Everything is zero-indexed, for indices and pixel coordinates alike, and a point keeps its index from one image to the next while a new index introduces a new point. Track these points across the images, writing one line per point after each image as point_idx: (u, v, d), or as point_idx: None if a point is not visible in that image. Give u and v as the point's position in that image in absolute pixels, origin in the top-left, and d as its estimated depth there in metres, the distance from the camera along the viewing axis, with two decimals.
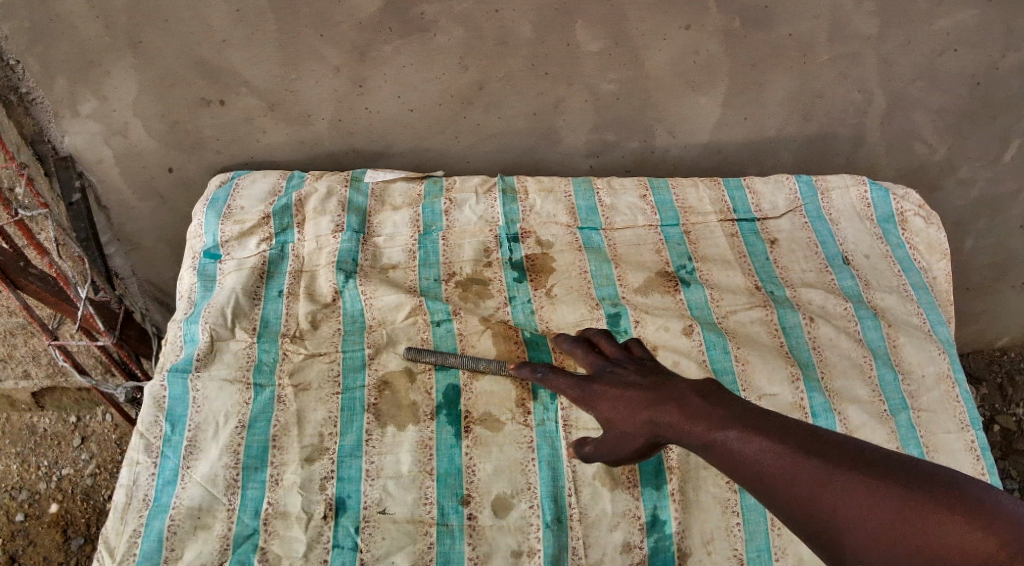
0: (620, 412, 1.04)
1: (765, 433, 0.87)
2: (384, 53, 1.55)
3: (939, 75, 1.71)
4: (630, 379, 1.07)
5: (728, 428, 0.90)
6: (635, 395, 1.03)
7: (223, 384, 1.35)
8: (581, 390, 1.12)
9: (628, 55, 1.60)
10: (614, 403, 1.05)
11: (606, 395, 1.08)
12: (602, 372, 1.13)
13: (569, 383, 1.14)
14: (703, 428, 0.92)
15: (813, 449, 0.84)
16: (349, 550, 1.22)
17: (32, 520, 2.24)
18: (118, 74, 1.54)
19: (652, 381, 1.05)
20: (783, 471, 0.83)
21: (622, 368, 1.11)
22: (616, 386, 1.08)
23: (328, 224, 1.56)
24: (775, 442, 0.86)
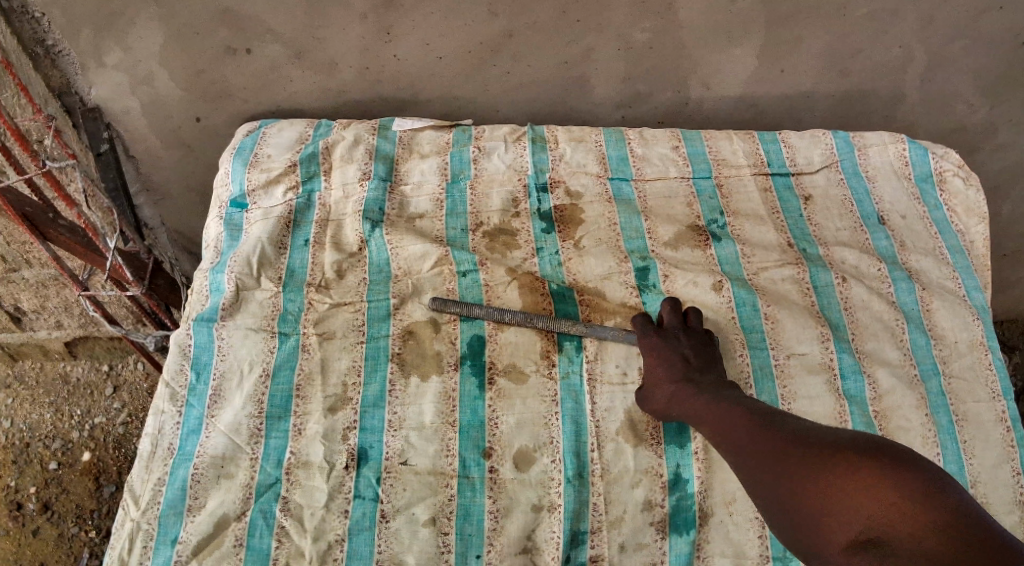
0: (664, 377, 1.23)
1: (756, 423, 1.05)
2: (410, 0, 1.50)
3: (986, 33, 1.60)
4: (691, 354, 1.25)
5: (726, 415, 1.10)
6: (677, 366, 1.23)
7: (248, 332, 1.34)
8: (651, 344, 1.27)
9: (662, 3, 1.53)
10: (668, 366, 1.23)
11: (666, 357, 1.25)
12: (675, 335, 1.28)
13: (644, 335, 1.29)
14: (708, 414, 1.13)
15: (785, 436, 1.00)
16: (370, 501, 1.22)
17: (66, 468, 2.29)
18: (143, 24, 1.52)
19: (693, 360, 1.24)
20: (758, 455, 1.01)
21: (695, 341, 1.27)
22: (677, 354, 1.25)
23: (355, 172, 1.53)
24: (759, 430, 1.04)
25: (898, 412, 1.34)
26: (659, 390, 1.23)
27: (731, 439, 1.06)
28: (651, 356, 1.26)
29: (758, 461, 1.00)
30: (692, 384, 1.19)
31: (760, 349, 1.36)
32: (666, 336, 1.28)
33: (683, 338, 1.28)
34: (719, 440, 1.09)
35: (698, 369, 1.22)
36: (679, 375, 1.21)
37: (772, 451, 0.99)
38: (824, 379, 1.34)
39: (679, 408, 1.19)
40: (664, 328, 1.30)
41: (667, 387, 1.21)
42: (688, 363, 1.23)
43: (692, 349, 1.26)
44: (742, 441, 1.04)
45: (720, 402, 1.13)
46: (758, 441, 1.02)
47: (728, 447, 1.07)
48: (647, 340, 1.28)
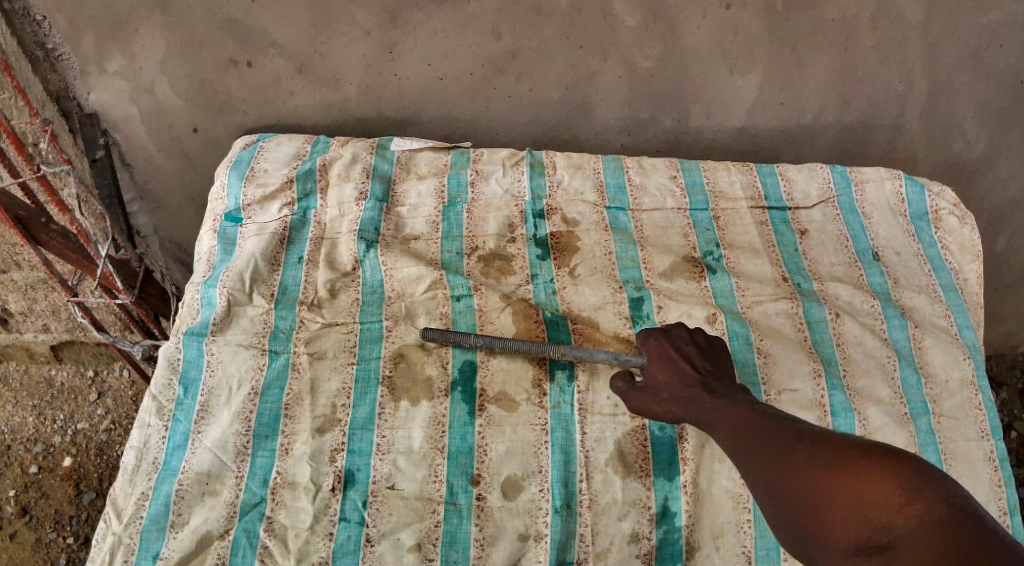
0: (665, 378, 1.15)
1: (763, 420, 1.00)
2: (415, 18, 1.52)
3: (985, 68, 1.64)
4: (698, 353, 1.16)
5: (731, 411, 1.04)
6: (681, 364, 1.15)
7: (238, 349, 1.33)
8: (650, 343, 1.20)
9: (666, 29, 1.55)
10: (671, 366, 1.15)
11: (666, 355, 1.17)
12: (675, 332, 1.20)
13: (641, 336, 1.23)
14: (713, 410, 1.06)
15: (791, 433, 0.96)
16: (355, 524, 1.20)
17: (46, 473, 2.26)
18: (146, 32, 1.52)
19: (702, 359, 1.15)
20: (761, 450, 0.96)
21: (700, 341, 1.19)
22: (681, 350, 1.17)
23: (352, 191, 1.53)
24: (766, 427, 0.99)
25: None
26: (660, 389, 1.16)
27: (736, 435, 1.01)
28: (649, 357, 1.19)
29: (761, 455, 0.95)
30: (696, 382, 1.12)
31: (752, 385, 1.36)
32: (667, 335, 1.20)
33: (685, 335, 1.19)
34: (723, 436, 1.03)
35: (704, 367, 1.14)
36: (683, 373, 1.14)
37: (778, 447, 0.94)
38: (815, 416, 1.35)
39: (685, 408, 1.11)
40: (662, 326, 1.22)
41: (670, 387, 1.14)
42: (693, 359, 1.15)
43: (696, 349, 1.17)
44: (747, 436, 0.99)
45: (727, 399, 1.07)
46: (764, 439, 0.97)
47: (732, 442, 1.01)
48: (645, 340, 1.21)
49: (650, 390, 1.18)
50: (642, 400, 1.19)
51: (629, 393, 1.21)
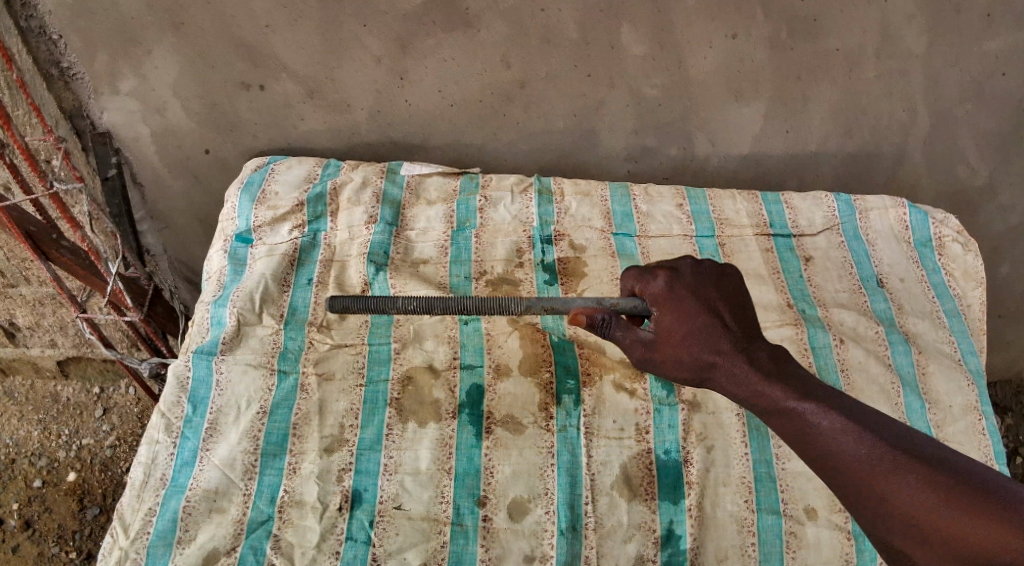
0: (688, 332, 1.03)
1: (837, 419, 0.95)
2: (427, 45, 1.54)
3: (987, 97, 1.67)
4: (723, 301, 1.06)
5: (808, 416, 0.96)
6: (711, 324, 1.03)
7: (247, 368, 1.35)
8: (665, 289, 1.06)
9: (672, 59, 1.58)
10: (694, 316, 1.03)
11: (687, 304, 1.04)
12: (694, 275, 1.07)
13: (647, 278, 1.08)
14: (775, 402, 0.99)
15: (879, 445, 0.92)
16: (362, 543, 1.21)
17: (50, 487, 2.27)
18: (160, 53, 1.55)
19: (730, 313, 1.06)
20: (849, 464, 0.92)
21: (716, 282, 1.08)
22: (705, 300, 1.05)
23: (362, 214, 1.56)
24: (846, 433, 0.94)
25: None
26: (683, 352, 1.03)
27: (809, 437, 0.96)
28: (664, 304, 1.05)
29: (849, 470, 0.92)
30: (745, 364, 1.02)
31: None
32: (682, 279, 1.07)
33: (703, 278, 1.08)
34: (790, 431, 0.98)
35: (743, 337, 1.04)
36: (718, 340, 1.03)
37: (866, 461, 0.91)
38: None
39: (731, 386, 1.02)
40: (672, 267, 1.09)
41: (703, 356, 1.02)
42: (724, 321, 1.04)
43: (713, 295, 1.06)
44: (824, 442, 0.95)
45: (787, 388, 1.00)
46: (844, 446, 0.93)
47: (804, 441, 0.97)
48: (655, 281, 1.07)
49: (665, 343, 1.04)
50: (653, 355, 1.05)
51: (626, 340, 1.05)
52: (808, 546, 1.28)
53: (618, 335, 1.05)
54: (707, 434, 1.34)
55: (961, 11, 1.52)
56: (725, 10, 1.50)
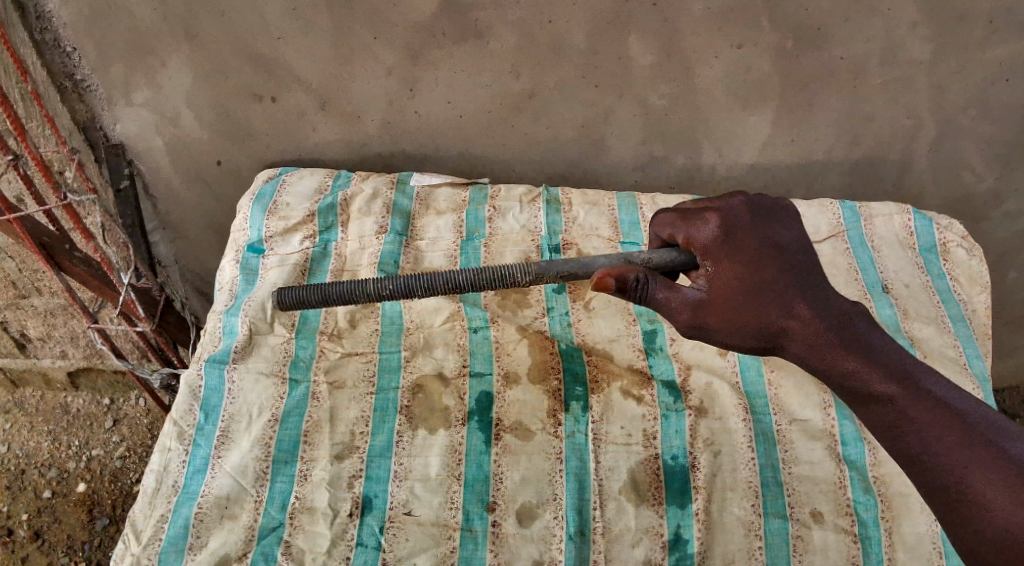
0: (753, 290, 1.00)
1: (924, 400, 0.97)
2: (436, 56, 1.57)
3: (992, 105, 1.68)
4: (788, 248, 1.03)
5: (881, 387, 0.98)
6: (783, 282, 1.01)
7: (259, 377, 1.37)
8: (717, 237, 1.02)
9: (678, 70, 1.60)
10: (753, 269, 1.00)
11: (745, 255, 1.01)
12: (748, 218, 1.04)
13: (694, 225, 1.04)
14: (860, 378, 0.99)
15: (968, 434, 0.94)
16: (372, 549, 1.23)
17: (60, 498, 2.28)
18: (174, 65, 1.57)
19: (800, 263, 1.03)
20: (933, 451, 0.94)
21: (772, 227, 1.05)
22: (766, 247, 1.02)
23: (372, 225, 1.59)
24: (934, 418, 0.96)
25: (899, 478, 1.36)
26: (752, 317, 1.00)
27: (893, 419, 0.98)
28: (717, 258, 1.02)
29: (933, 458, 0.94)
30: (831, 333, 1.00)
31: (763, 415, 1.40)
32: (735, 223, 1.03)
33: (758, 220, 1.05)
34: (873, 409, 0.99)
35: (826, 298, 1.02)
36: (795, 302, 1.00)
37: (952, 451, 0.93)
38: (825, 445, 1.38)
39: (799, 348, 1.01)
40: (723, 210, 1.04)
41: (777, 321, 1.00)
42: (797, 278, 1.02)
43: (772, 244, 1.03)
44: (909, 425, 0.96)
45: (876, 361, 1.00)
46: (930, 432, 0.95)
47: (885, 422, 0.98)
48: (706, 227, 1.04)
49: (722, 303, 1.01)
50: (709, 319, 1.01)
51: (670, 303, 1.01)
52: (816, 550, 1.29)
53: (659, 297, 1.02)
54: (715, 440, 1.35)
55: (964, 19, 1.51)
56: (730, 20, 1.51)
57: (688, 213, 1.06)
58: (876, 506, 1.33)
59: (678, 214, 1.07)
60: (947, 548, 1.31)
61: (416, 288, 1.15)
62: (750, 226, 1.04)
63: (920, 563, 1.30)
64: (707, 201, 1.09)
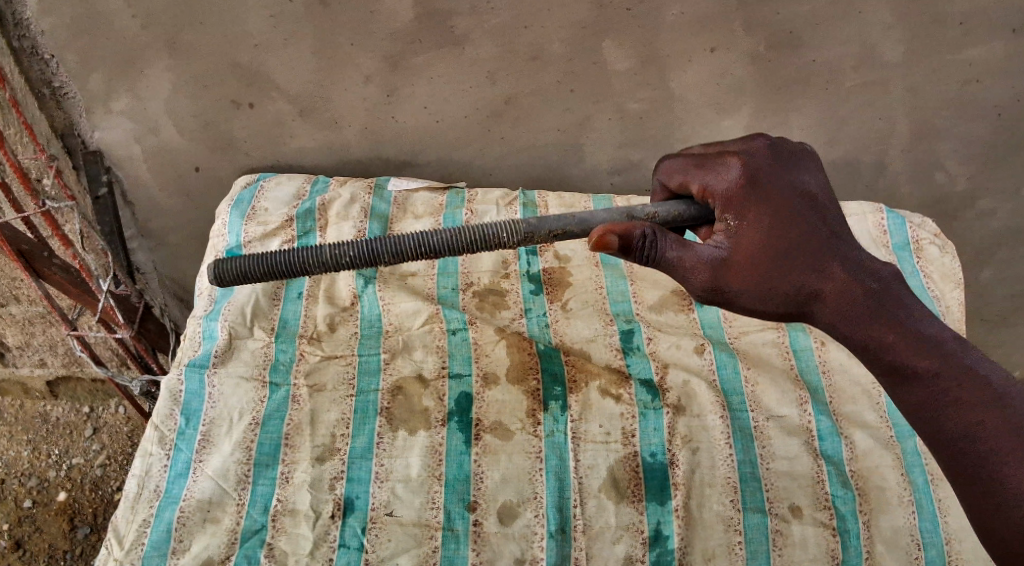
0: (782, 250, 0.96)
1: (967, 379, 0.94)
2: (415, 63, 1.58)
3: (966, 105, 1.72)
4: (816, 200, 1.00)
5: (913, 358, 0.95)
6: (814, 238, 0.97)
7: (239, 381, 1.37)
8: (738, 185, 0.98)
9: (656, 75, 1.63)
10: (777, 222, 0.97)
11: (769, 207, 0.97)
12: (770, 165, 1.00)
13: (712, 174, 1.00)
14: (900, 352, 0.95)
15: (1005, 416, 0.91)
16: (355, 550, 1.24)
17: (40, 507, 2.26)
18: (153, 73, 1.57)
19: (832, 221, 1.00)
20: (973, 438, 0.92)
21: (798, 177, 1.01)
22: (792, 196, 0.99)
23: (350, 229, 1.61)
24: (976, 401, 0.93)
25: (875, 472, 1.40)
26: (780, 280, 0.96)
27: (932, 399, 0.95)
28: (739, 209, 0.98)
29: (973, 445, 0.92)
30: (866, 299, 0.96)
31: (740, 411, 1.42)
32: (757, 170, 0.99)
33: (781, 168, 1.01)
34: (910, 386, 0.96)
35: (861, 262, 0.98)
36: (829, 265, 0.97)
37: (994, 440, 0.91)
38: (802, 441, 1.41)
39: (833, 310, 0.97)
40: (743, 156, 1.00)
41: (808, 283, 0.96)
42: (829, 236, 0.98)
43: (798, 196, 0.99)
44: (949, 407, 0.94)
45: (919, 333, 0.96)
46: (970, 416, 0.93)
47: (923, 401, 0.95)
48: (725, 174, 1.00)
49: (745, 261, 0.97)
50: (732, 279, 0.97)
51: (682, 262, 0.97)
52: (795, 544, 1.31)
53: (671, 257, 0.97)
54: (693, 437, 1.37)
55: (938, 21, 1.56)
56: (707, 25, 1.54)
57: (704, 161, 1.02)
58: (853, 499, 1.36)
59: (693, 161, 1.03)
60: (924, 540, 1.35)
61: (381, 253, 1.10)
62: (774, 175, 1.00)
63: (898, 555, 1.33)
64: (723, 146, 1.05)
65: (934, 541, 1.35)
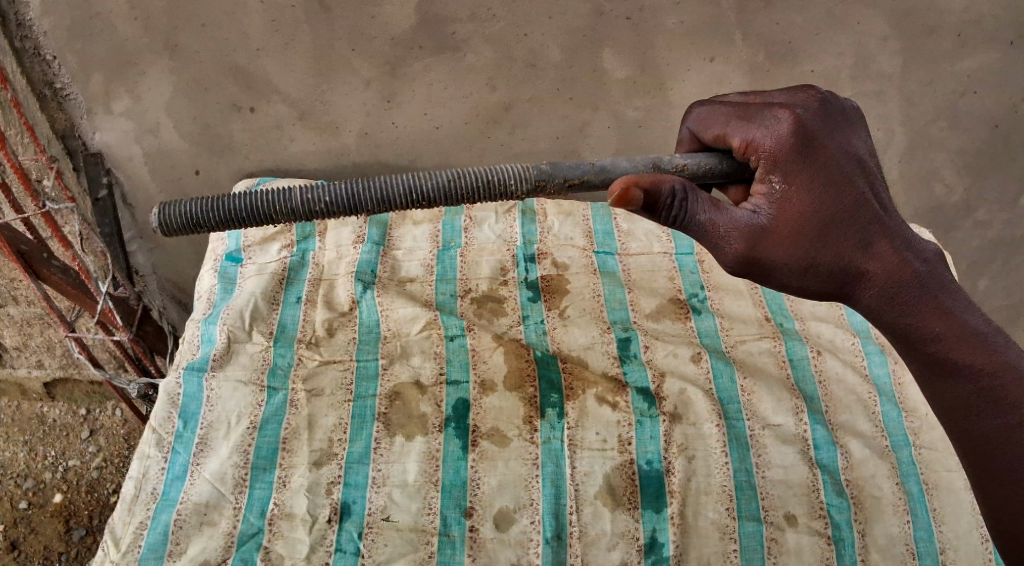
0: (830, 222, 0.93)
1: (1009, 376, 0.93)
2: (415, 69, 1.59)
3: (961, 117, 1.74)
4: (866, 166, 0.96)
5: (952, 350, 0.96)
6: (866, 211, 0.94)
7: (238, 384, 1.38)
8: (790, 143, 0.92)
9: (653, 83, 1.64)
10: (827, 189, 0.92)
11: (820, 171, 0.92)
12: (822, 121, 0.94)
13: (761, 128, 0.94)
14: (943, 343, 0.96)
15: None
16: (351, 554, 1.24)
17: (36, 509, 2.26)
18: (153, 75, 1.58)
19: (881, 197, 0.96)
20: (1009, 441, 0.92)
21: (850, 139, 0.96)
22: (843, 159, 0.94)
23: (349, 234, 1.63)
24: (1016, 400, 0.93)
25: (870, 480, 1.40)
26: (825, 256, 0.94)
27: (969, 395, 0.95)
28: (786, 171, 0.93)
29: (1007, 447, 0.92)
30: (912, 282, 0.96)
31: (737, 420, 1.43)
32: (809, 126, 0.93)
33: (833, 125, 0.95)
34: (948, 379, 0.97)
35: (911, 243, 0.96)
36: (879, 244, 0.94)
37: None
38: (798, 449, 1.41)
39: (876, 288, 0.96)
40: (793, 109, 0.94)
41: (856, 262, 0.94)
42: (879, 210, 0.95)
43: (848, 161, 0.94)
44: (987, 406, 0.94)
45: (963, 324, 0.96)
46: (1008, 416, 0.93)
47: (957, 397, 0.96)
48: (775, 128, 0.93)
49: (790, 230, 0.93)
50: (772, 249, 0.94)
51: (714, 227, 0.94)
52: (789, 551, 1.32)
53: (703, 219, 0.94)
54: (689, 444, 1.38)
55: (934, 31, 1.58)
56: (705, 34, 1.56)
57: (751, 111, 0.96)
58: (848, 508, 1.37)
59: (738, 111, 0.97)
60: (919, 549, 1.35)
61: (365, 199, 1.05)
62: (826, 135, 0.94)
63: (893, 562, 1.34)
64: (769, 96, 0.99)
65: (929, 550, 1.35)
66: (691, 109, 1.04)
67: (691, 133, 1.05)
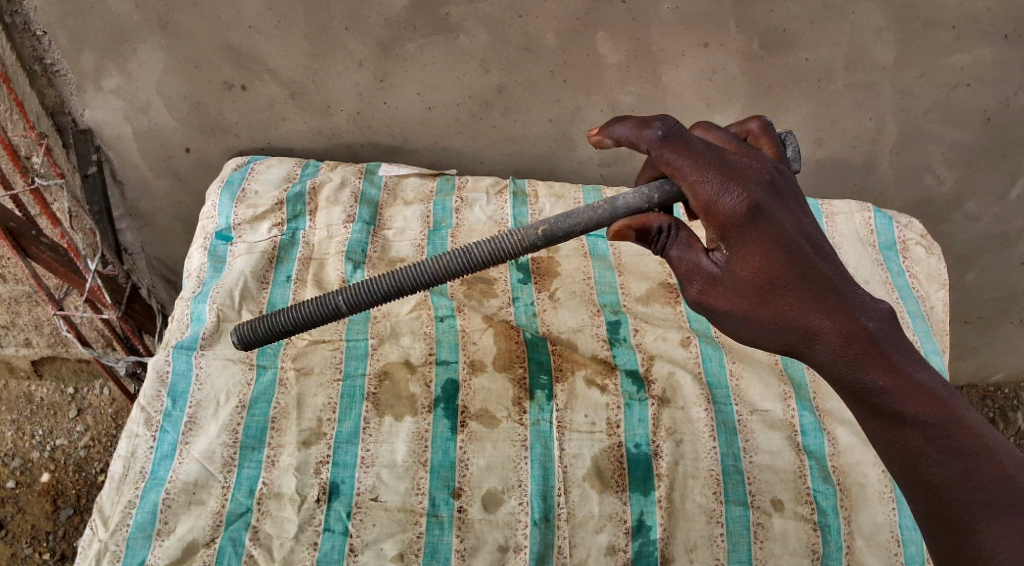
0: (772, 285, 0.94)
1: (958, 428, 0.91)
2: (408, 50, 1.57)
3: (953, 109, 1.73)
4: (814, 237, 0.97)
5: (904, 406, 0.93)
6: (813, 272, 0.94)
7: (226, 362, 1.37)
8: (740, 213, 0.94)
9: (648, 68, 1.63)
10: (775, 257, 0.94)
11: (767, 238, 0.94)
12: (772, 194, 0.96)
13: (717, 189, 0.94)
14: (891, 395, 0.93)
15: (974, 459, 0.90)
16: (340, 534, 1.24)
17: (23, 488, 2.25)
18: (145, 52, 1.55)
19: (830, 261, 0.97)
20: (964, 487, 0.89)
21: (800, 211, 0.97)
22: (793, 230, 0.95)
23: (340, 214, 1.62)
24: (967, 449, 0.90)
25: (855, 468, 1.41)
26: (765, 314, 0.95)
27: (919, 444, 0.92)
28: (733, 238, 0.95)
29: (955, 486, 0.90)
30: (865, 340, 0.94)
31: (725, 405, 1.43)
32: (760, 200, 0.94)
33: (785, 199, 0.96)
34: (896, 429, 0.93)
35: (858, 302, 0.95)
36: (826, 302, 0.94)
37: (983, 488, 0.88)
38: (785, 435, 1.42)
39: (824, 350, 0.95)
40: (748, 179, 0.95)
41: (801, 317, 0.94)
42: (828, 273, 0.95)
43: (796, 233, 0.95)
44: (937, 453, 0.91)
45: (912, 379, 0.93)
46: (957, 464, 0.90)
47: (907, 444, 0.93)
48: (731, 196, 0.94)
49: (733, 285, 0.96)
50: (718, 299, 0.98)
51: (680, 263, 1.00)
52: (775, 536, 1.33)
53: (674, 255, 1.01)
54: (677, 429, 1.38)
55: (930, 24, 1.57)
56: (698, 21, 1.55)
57: (713, 168, 0.94)
58: (834, 494, 1.38)
59: (700, 165, 0.95)
60: (903, 536, 1.37)
61: (395, 289, 1.16)
62: (775, 207, 0.95)
63: (876, 550, 1.36)
64: (728, 154, 0.98)
65: (913, 538, 1.37)
66: (657, 120, 0.99)
67: (660, 133, 0.97)
